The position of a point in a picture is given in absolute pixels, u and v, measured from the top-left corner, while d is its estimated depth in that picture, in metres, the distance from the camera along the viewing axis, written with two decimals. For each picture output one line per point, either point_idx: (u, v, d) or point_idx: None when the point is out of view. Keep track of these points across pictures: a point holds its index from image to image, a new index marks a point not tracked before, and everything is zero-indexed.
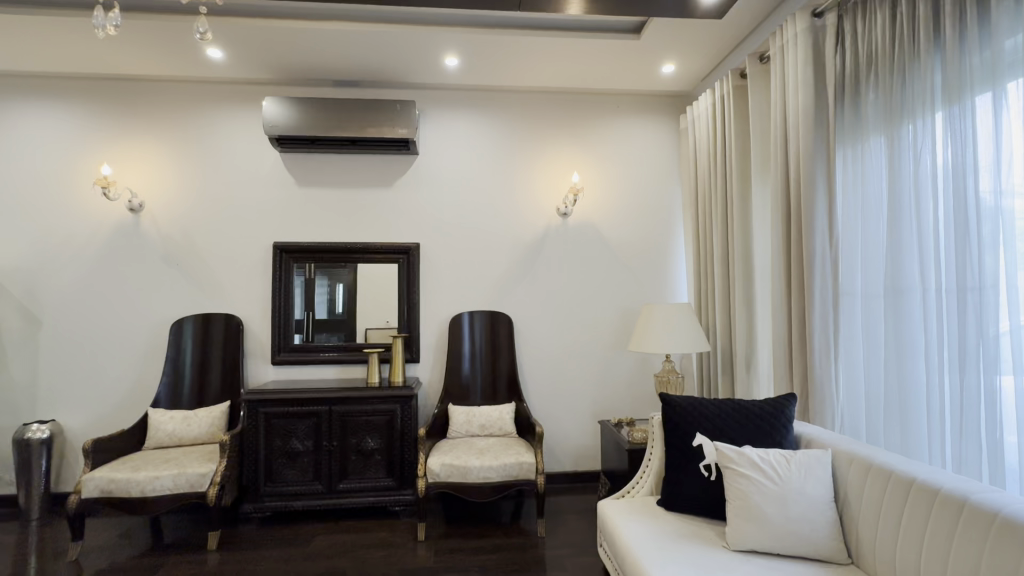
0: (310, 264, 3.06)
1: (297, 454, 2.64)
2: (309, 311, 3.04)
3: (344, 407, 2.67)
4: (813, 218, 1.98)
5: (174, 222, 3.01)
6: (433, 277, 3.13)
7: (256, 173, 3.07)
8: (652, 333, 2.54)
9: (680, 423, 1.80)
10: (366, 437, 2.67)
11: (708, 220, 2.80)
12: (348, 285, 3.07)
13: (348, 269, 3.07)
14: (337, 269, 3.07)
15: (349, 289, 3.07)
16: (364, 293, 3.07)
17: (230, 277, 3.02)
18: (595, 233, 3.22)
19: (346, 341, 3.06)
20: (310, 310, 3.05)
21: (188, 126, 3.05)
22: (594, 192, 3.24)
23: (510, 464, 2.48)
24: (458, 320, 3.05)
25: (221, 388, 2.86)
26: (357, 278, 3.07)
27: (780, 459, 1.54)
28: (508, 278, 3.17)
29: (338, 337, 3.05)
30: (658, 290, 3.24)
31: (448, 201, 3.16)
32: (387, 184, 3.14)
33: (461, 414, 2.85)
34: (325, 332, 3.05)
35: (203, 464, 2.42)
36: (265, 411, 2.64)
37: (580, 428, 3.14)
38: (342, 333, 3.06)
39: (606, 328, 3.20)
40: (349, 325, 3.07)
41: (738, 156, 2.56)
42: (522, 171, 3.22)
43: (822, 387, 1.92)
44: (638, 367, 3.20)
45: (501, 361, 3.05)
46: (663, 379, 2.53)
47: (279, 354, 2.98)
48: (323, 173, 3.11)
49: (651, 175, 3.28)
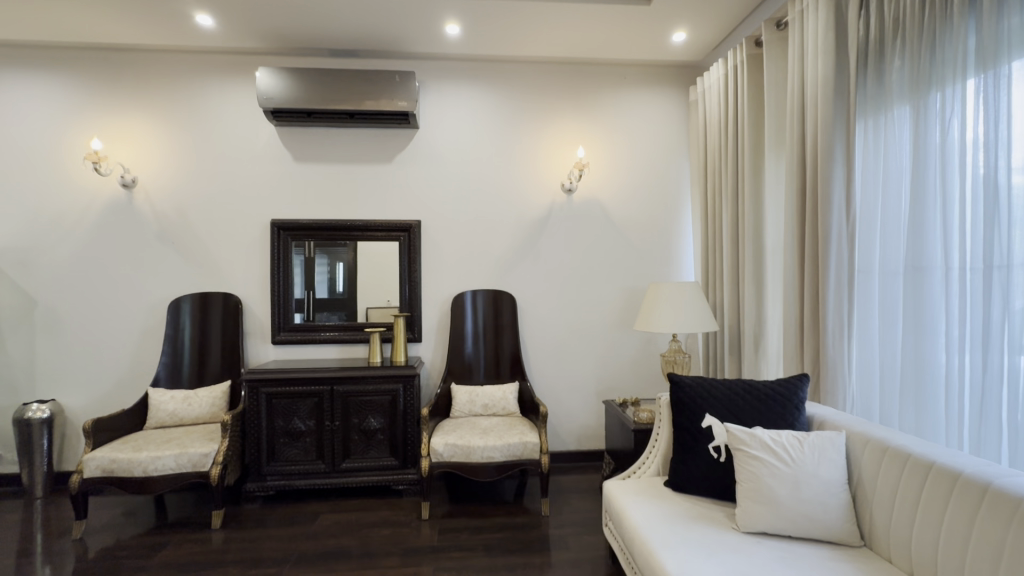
0: (310, 242, 2.99)
1: (299, 433, 2.62)
2: (310, 290, 2.99)
3: (346, 387, 2.64)
4: (830, 193, 1.90)
5: (169, 199, 2.93)
6: (435, 255, 3.07)
7: (251, 148, 2.98)
8: (658, 312, 2.49)
9: (689, 403, 1.76)
10: (369, 417, 2.65)
11: (718, 196, 2.72)
12: (347, 264, 3.01)
13: (348, 246, 3.01)
14: (337, 247, 3.00)
15: (349, 268, 3.01)
16: (365, 271, 3.01)
17: (228, 255, 2.96)
18: (600, 210, 3.15)
19: (348, 320, 3.01)
20: (310, 289, 2.99)
21: (180, 99, 2.95)
22: (600, 167, 3.15)
23: (515, 444, 2.46)
24: (460, 299, 3.00)
25: (221, 368, 2.83)
26: (358, 256, 3.01)
27: (793, 441, 1.50)
28: (512, 257, 3.11)
29: (338, 316, 3.01)
30: (664, 268, 3.18)
31: (449, 177, 3.08)
32: (386, 159, 3.05)
33: (464, 394, 2.83)
34: (326, 312, 3.00)
35: (205, 444, 2.40)
36: (266, 391, 2.61)
37: (584, 408, 3.13)
38: (342, 312, 3.01)
39: (611, 307, 3.15)
40: (349, 304, 3.02)
41: (751, 130, 2.46)
42: (526, 145, 3.12)
43: (835, 368, 1.88)
44: (642, 346, 3.16)
45: (505, 341, 3.01)
46: (669, 359, 2.49)
47: (279, 333, 2.95)
48: (320, 148, 3.02)
49: (659, 149, 3.18)
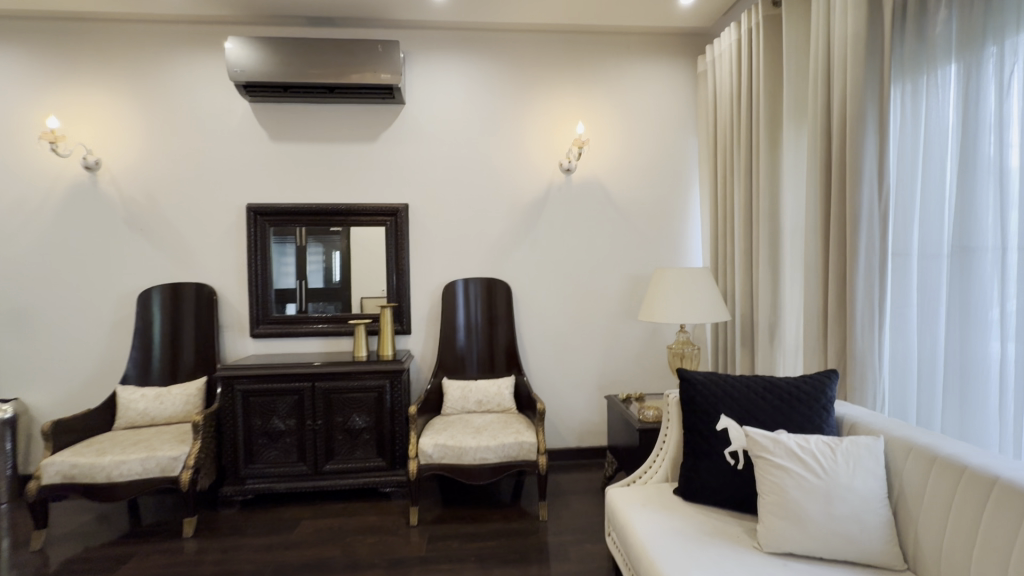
0: (299, 228, 2.78)
1: (278, 433, 2.44)
2: (302, 279, 2.80)
3: (328, 383, 2.46)
4: (861, 165, 1.70)
5: (136, 181, 2.72)
6: (424, 242, 2.86)
7: (224, 126, 2.76)
8: (664, 300, 2.29)
9: (702, 404, 1.58)
10: (354, 415, 2.47)
11: (729, 174, 2.51)
12: (338, 252, 2.80)
13: (331, 233, 2.80)
14: (329, 235, 2.80)
15: (332, 255, 2.80)
16: (350, 259, 2.81)
17: (201, 242, 2.75)
18: (600, 191, 2.93)
19: (340, 312, 2.82)
20: (301, 279, 2.79)
21: (145, 72, 2.71)
22: (601, 144, 2.93)
23: (510, 444, 2.28)
24: (452, 288, 2.80)
25: (195, 363, 2.63)
26: (350, 244, 2.81)
27: (824, 448, 1.31)
28: (506, 243, 2.90)
29: (322, 307, 2.81)
30: (670, 254, 2.97)
31: (439, 157, 2.86)
32: (371, 138, 2.83)
33: (457, 389, 2.65)
34: (316, 302, 2.81)
35: (174, 447, 2.21)
36: (242, 388, 2.42)
37: (585, 403, 2.94)
38: (326, 303, 2.81)
39: (613, 295, 2.95)
40: (334, 293, 2.82)
41: (768, 99, 2.24)
42: (520, 122, 2.89)
43: (864, 361, 1.69)
44: (646, 336, 2.97)
45: (499, 333, 2.82)
46: (677, 351, 2.30)
47: (258, 326, 2.76)
48: (299, 126, 2.79)
49: (665, 125, 2.95)
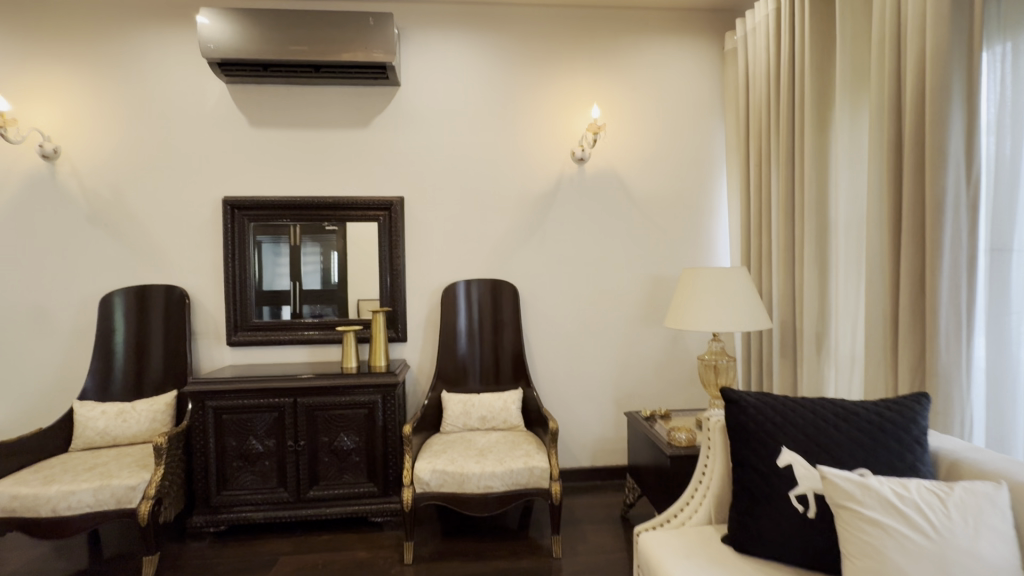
0: (295, 226, 2.50)
1: (256, 456, 2.15)
2: (297, 281, 2.52)
3: (312, 399, 2.17)
4: (945, 143, 1.41)
5: (100, 172, 2.43)
6: (421, 239, 2.58)
7: (198, 111, 2.47)
8: (696, 305, 2.00)
9: (757, 433, 1.30)
10: (342, 435, 2.18)
11: (765, 162, 2.23)
12: (337, 253, 2.52)
13: (327, 231, 2.52)
14: (324, 233, 2.52)
15: (327, 255, 2.52)
16: (349, 260, 2.53)
17: (173, 240, 2.47)
18: (618, 183, 2.65)
19: (339, 316, 2.54)
20: (296, 279, 2.51)
21: (109, 50, 2.43)
22: (618, 130, 2.64)
23: (519, 469, 1.98)
24: (452, 291, 2.51)
25: (163, 376, 2.34)
26: (348, 243, 2.52)
27: (930, 497, 1.02)
28: (513, 240, 2.61)
29: (316, 311, 2.53)
30: (693, 253, 2.68)
31: (438, 145, 2.57)
32: (361, 124, 2.54)
33: (457, 404, 2.36)
34: (311, 306, 2.53)
35: (133, 474, 1.92)
36: (214, 405, 2.14)
37: (600, 418, 2.65)
38: (321, 307, 2.54)
39: (632, 298, 2.66)
40: (329, 296, 2.54)
41: (814, 73, 1.96)
42: (528, 105, 2.61)
43: (949, 380, 1.40)
44: (668, 344, 2.68)
45: (505, 340, 2.53)
46: (709, 362, 2.01)
47: (235, 333, 2.47)
48: (281, 110, 2.51)
49: (688, 110, 2.66)
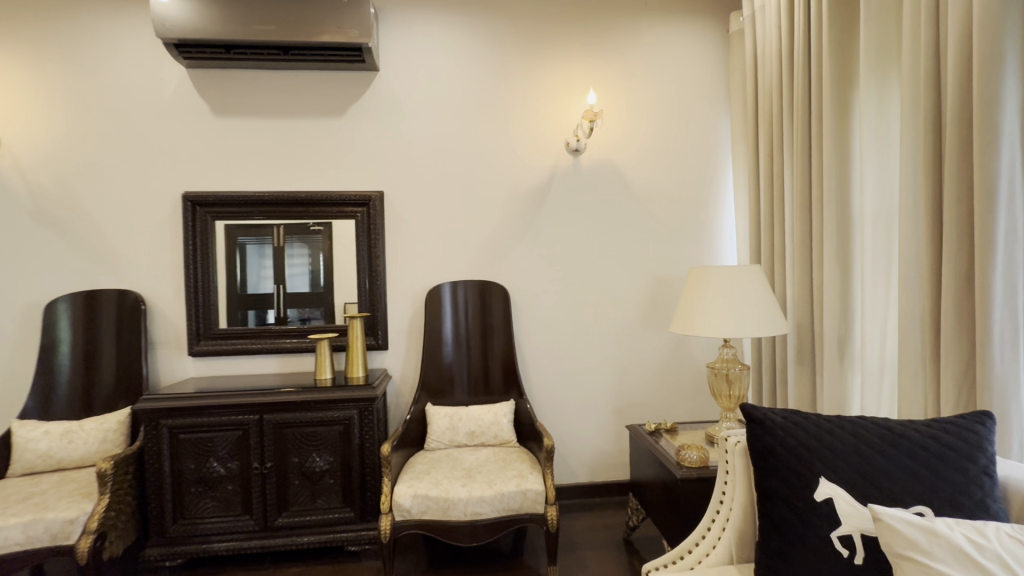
0: (280, 227, 2.29)
1: (217, 480, 1.93)
2: (282, 284, 2.30)
3: (281, 416, 1.95)
4: (999, 121, 1.22)
5: (45, 166, 2.20)
6: (403, 237, 2.36)
7: (155, 98, 2.25)
8: (706, 307, 1.80)
9: (791, 461, 1.10)
10: (314, 455, 1.96)
11: (778, 151, 2.05)
12: (324, 255, 2.31)
13: (312, 230, 2.31)
14: (310, 234, 2.31)
15: (316, 257, 2.31)
16: (334, 262, 2.32)
17: (127, 240, 2.23)
18: (616, 176, 2.45)
19: (325, 322, 2.33)
20: (281, 283, 2.30)
21: (56, 31, 2.20)
22: (616, 118, 2.44)
23: (510, 493, 1.78)
24: (437, 294, 2.30)
25: (115, 390, 2.11)
26: (332, 244, 2.31)
27: (1011, 545, 0.85)
28: (503, 238, 2.41)
29: (304, 315, 2.32)
30: (697, 251, 2.49)
31: (421, 136, 2.36)
32: (337, 113, 2.33)
33: (443, 418, 2.15)
34: (296, 310, 2.32)
35: (72, 505, 1.69)
36: (169, 424, 1.91)
37: (599, 430, 2.45)
38: (309, 310, 2.32)
39: (633, 300, 2.46)
40: (319, 300, 2.33)
41: (834, 50, 1.78)
42: (519, 92, 2.40)
43: (1005, 395, 1.22)
44: (671, 349, 2.48)
45: (495, 347, 2.32)
46: (720, 371, 1.82)
47: (199, 343, 2.25)
48: (249, 97, 2.29)
49: (690, 97, 2.47)
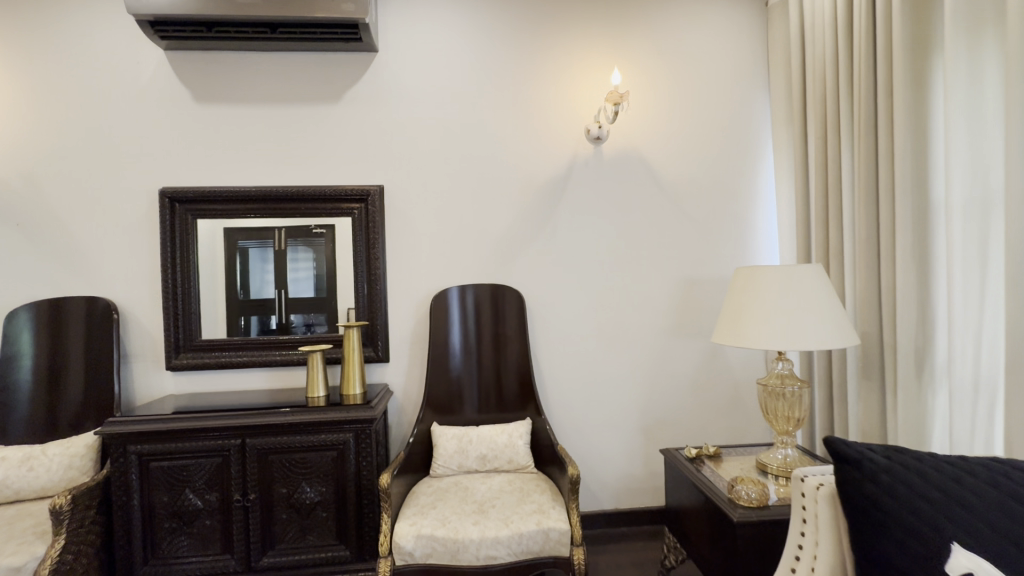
0: (280, 229, 2.06)
1: (193, 514, 1.68)
2: (281, 288, 2.08)
3: (266, 440, 1.70)
4: None
5: (8, 160, 1.98)
6: (406, 236, 2.12)
7: (130, 84, 2.02)
8: (756, 315, 1.53)
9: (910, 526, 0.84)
10: (304, 485, 1.72)
11: (835, 133, 1.78)
12: (328, 259, 2.08)
13: (315, 232, 2.08)
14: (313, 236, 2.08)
15: (322, 261, 2.08)
16: (338, 265, 2.09)
17: (100, 242, 2.01)
18: (643, 167, 2.19)
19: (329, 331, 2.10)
20: (281, 287, 2.08)
21: (21, 11, 1.99)
22: (642, 101, 2.19)
23: (530, 534, 1.52)
24: (444, 300, 2.05)
25: (83, 410, 1.88)
26: (336, 247, 2.08)
27: None
28: (517, 236, 2.16)
29: (308, 322, 2.09)
30: (734, 248, 2.23)
31: (425, 123, 2.12)
32: (332, 99, 2.09)
33: (451, 440, 1.90)
34: (297, 317, 2.08)
35: (19, 549, 1.44)
36: (138, 451, 1.67)
37: (625, 450, 2.19)
38: (313, 315, 2.09)
39: (662, 306, 2.20)
40: (322, 304, 2.09)
41: (909, 11, 1.51)
42: (534, 73, 2.16)
43: None
44: (706, 359, 2.22)
45: (509, 358, 2.07)
46: (773, 390, 1.55)
47: (178, 356, 2.01)
48: (234, 83, 2.06)
49: (726, 77, 2.22)
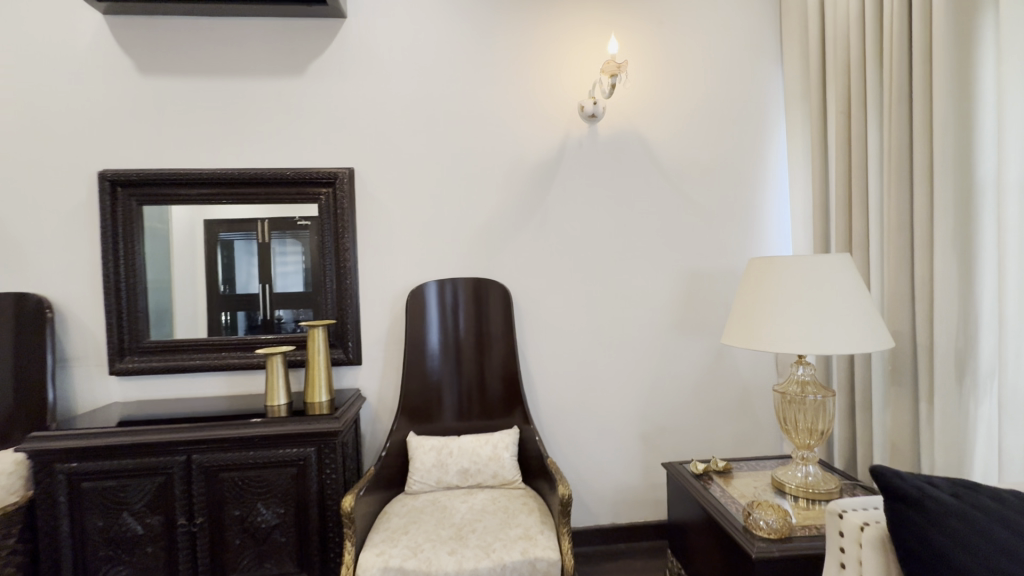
0: (264, 220, 1.86)
1: (132, 541, 1.48)
2: (267, 284, 1.87)
3: (215, 457, 1.50)
4: None
5: None
6: (380, 225, 1.91)
7: (65, 53, 1.79)
8: (772, 312, 1.33)
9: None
10: (259, 507, 1.51)
11: (861, 105, 1.58)
12: (312, 255, 1.88)
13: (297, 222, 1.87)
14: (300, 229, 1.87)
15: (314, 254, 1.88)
16: (319, 261, 1.88)
17: (33, 232, 1.79)
18: (643, 147, 1.98)
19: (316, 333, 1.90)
20: (267, 283, 1.87)
21: None
22: (643, 73, 1.97)
23: (514, 565, 1.32)
24: (422, 296, 1.84)
25: (12, 421, 1.66)
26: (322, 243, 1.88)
27: None
28: (504, 224, 1.95)
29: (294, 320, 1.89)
30: (743, 237, 2.02)
31: (399, 98, 1.90)
32: (295, 72, 1.87)
33: (429, 452, 1.70)
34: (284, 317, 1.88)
35: None
36: (66, 471, 1.45)
37: (623, 459, 2.00)
38: (302, 313, 1.89)
39: (664, 301, 2.00)
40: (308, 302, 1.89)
41: None
42: (522, 42, 1.94)
43: None
44: (711, 359, 2.02)
45: (494, 360, 1.87)
46: (792, 398, 1.36)
47: (123, 359, 1.80)
48: (183, 53, 1.83)
49: (735, 47, 2.00)
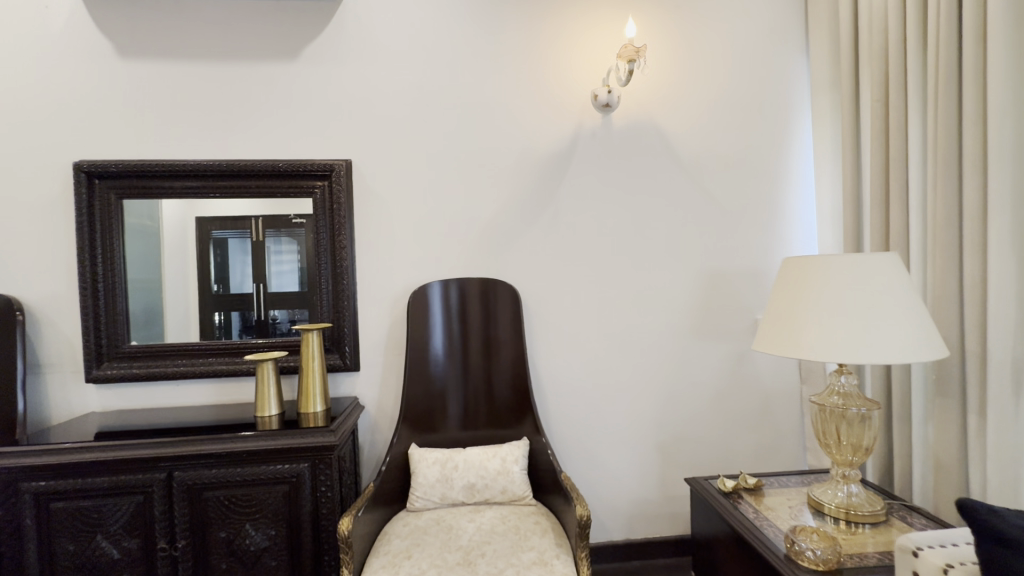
0: (257, 219, 1.72)
1: (108, 566, 1.35)
2: (260, 285, 1.74)
3: (199, 474, 1.36)
4: None
5: None
6: (379, 220, 1.78)
7: (39, 35, 1.65)
8: (812, 317, 1.21)
9: None
10: (248, 528, 1.38)
11: (901, 92, 1.46)
12: (307, 253, 1.75)
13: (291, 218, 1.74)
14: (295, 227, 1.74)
15: (309, 253, 1.75)
16: (314, 258, 1.75)
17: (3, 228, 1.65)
18: (660, 138, 1.86)
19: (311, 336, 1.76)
20: (261, 283, 1.74)
21: None
22: (660, 60, 1.85)
23: None
24: (425, 297, 1.72)
25: None
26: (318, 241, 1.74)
27: None
28: (512, 221, 1.82)
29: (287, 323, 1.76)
30: (766, 235, 1.91)
31: (401, 84, 1.77)
32: (289, 56, 1.74)
33: (432, 466, 1.57)
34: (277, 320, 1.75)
35: None
36: (33, 491, 1.31)
37: (638, 471, 1.88)
38: (296, 315, 1.76)
39: (681, 303, 1.88)
40: (301, 304, 1.76)
41: None
42: (531, 26, 1.81)
43: None
44: (731, 364, 1.90)
45: (501, 365, 1.74)
46: (833, 411, 1.24)
47: (101, 365, 1.67)
48: (167, 35, 1.70)
49: (758, 34, 1.88)
